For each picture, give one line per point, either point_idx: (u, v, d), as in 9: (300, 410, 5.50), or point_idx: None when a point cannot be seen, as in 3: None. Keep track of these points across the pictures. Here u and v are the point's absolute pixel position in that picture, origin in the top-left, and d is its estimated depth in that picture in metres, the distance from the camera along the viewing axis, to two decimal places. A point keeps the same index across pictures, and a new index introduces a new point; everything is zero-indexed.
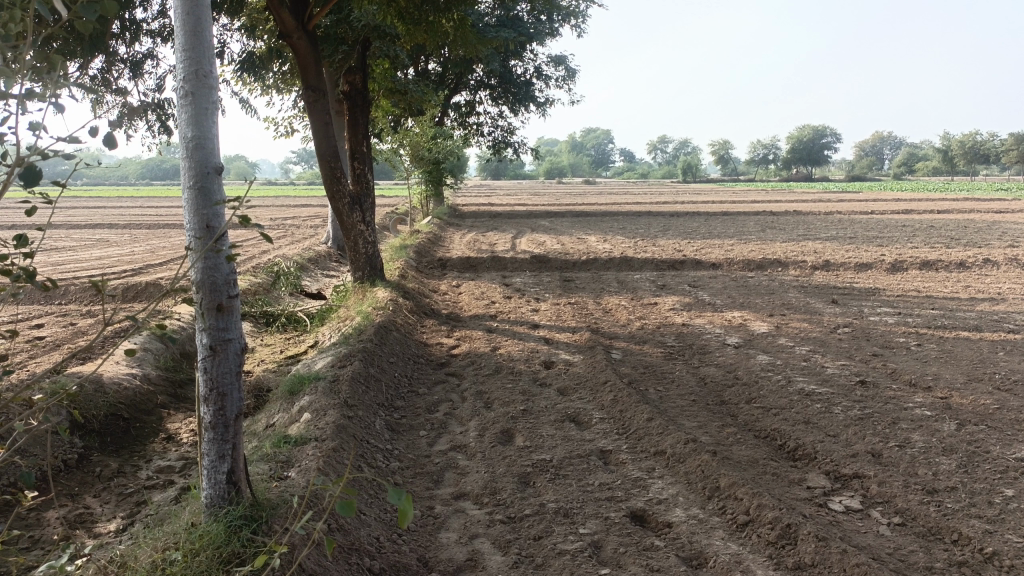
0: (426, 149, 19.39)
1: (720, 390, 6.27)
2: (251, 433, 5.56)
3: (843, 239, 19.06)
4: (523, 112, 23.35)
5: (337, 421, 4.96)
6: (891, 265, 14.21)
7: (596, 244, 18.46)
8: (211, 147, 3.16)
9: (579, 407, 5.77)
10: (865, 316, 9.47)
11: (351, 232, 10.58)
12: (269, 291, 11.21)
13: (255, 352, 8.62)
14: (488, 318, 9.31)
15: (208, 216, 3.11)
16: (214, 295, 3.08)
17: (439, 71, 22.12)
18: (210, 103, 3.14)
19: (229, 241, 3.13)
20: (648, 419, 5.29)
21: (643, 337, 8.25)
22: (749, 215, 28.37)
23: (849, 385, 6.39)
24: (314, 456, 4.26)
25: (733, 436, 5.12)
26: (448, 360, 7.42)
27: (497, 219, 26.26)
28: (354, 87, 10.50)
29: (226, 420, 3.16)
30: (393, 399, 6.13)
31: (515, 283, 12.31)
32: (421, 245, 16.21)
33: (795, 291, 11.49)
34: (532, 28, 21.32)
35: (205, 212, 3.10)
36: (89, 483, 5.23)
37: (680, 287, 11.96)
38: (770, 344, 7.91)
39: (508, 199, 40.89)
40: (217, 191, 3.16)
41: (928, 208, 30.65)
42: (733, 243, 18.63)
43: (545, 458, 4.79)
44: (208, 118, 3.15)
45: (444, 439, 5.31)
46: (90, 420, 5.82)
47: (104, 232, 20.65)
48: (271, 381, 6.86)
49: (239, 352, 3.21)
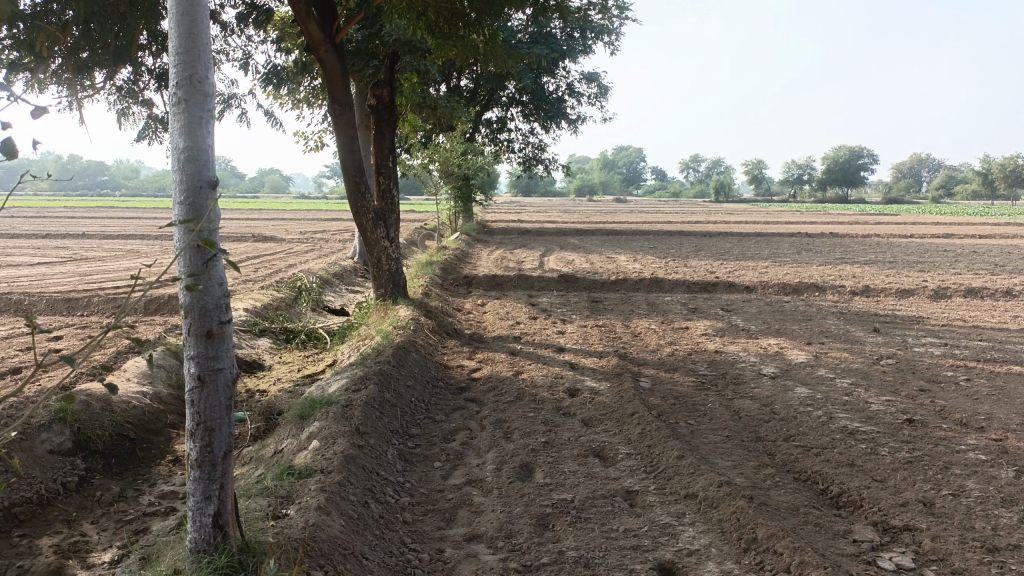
0: (455, 165, 19.22)
1: (755, 425, 5.88)
2: (258, 460, 5.29)
3: (883, 264, 18.50)
4: (554, 129, 23.15)
5: (346, 451, 4.67)
6: (934, 292, 13.65)
7: (626, 263, 18.09)
8: (206, 159, 2.93)
9: (604, 440, 5.42)
10: (910, 347, 8.98)
11: (374, 248, 10.34)
12: (291, 307, 11.01)
13: (272, 370, 8.38)
14: (512, 340, 9.00)
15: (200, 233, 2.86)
16: (204, 320, 2.81)
17: (470, 88, 22.04)
18: (204, 112, 2.93)
19: (222, 263, 2.88)
20: (678, 457, 4.93)
21: (674, 364, 7.87)
22: (783, 236, 27.81)
23: (895, 424, 5.95)
24: (316, 492, 3.97)
25: (771, 479, 4.74)
26: (468, 385, 7.11)
27: (526, 237, 26.03)
28: (381, 101, 10.27)
29: (214, 458, 2.89)
30: (407, 427, 5.83)
31: (542, 303, 11.99)
32: (448, 261, 15.97)
33: (833, 317, 11.03)
34: (565, 45, 21.12)
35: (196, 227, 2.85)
36: (88, 509, 4.98)
37: (712, 310, 11.56)
38: (808, 375, 7.49)
39: (538, 215, 40.74)
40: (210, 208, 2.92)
41: (967, 232, 29.85)
42: (768, 265, 18.15)
43: (566, 498, 4.45)
44: (202, 127, 2.93)
45: (459, 472, 4.98)
46: (94, 441, 5.59)
47: (136, 243, 20.77)
48: (284, 403, 6.59)
49: (231, 383, 2.93)
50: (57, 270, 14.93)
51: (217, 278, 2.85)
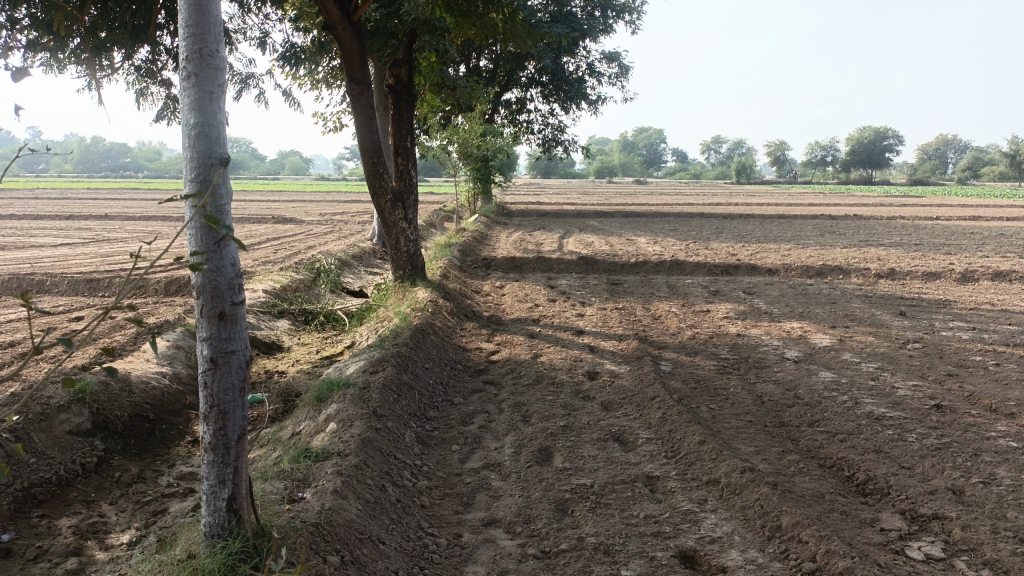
0: (474, 147, 19.09)
1: (778, 411, 5.78)
2: (275, 443, 5.27)
3: (908, 246, 18.19)
4: (574, 110, 22.92)
5: (363, 434, 4.63)
6: (961, 275, 13.39)
7: (646, 246, 17.92)
8: (217, 135, 2.86)
9: (624, 425, 5.33)
10: (937, 331, 8.79)
11: (393, 230, 10.28)
12: (309, 289, 10.99)
13: (290, 352, 8.37)
14: (530, 323, 8.93)
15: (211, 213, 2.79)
16: (216, 301, 2.76)
17: (490, 68, 21.83)
18: (215, 87, 2.86)
19: (234, 242, 2.82)
20: (700, 443, 4.84)
21: (695, 347, 7.75)
22: (806, 218, 27.45)
23: (923, 410, 5.82)
24: (333, 475, 3.92)
25: (795, 465, 4.65)
26: (487, 367, 7.05)
27: (546, 218, 25.87)
28: (400, 80, 10.16)
29: (227, 442, 2.84)
30: (425, 409, 5.77)
31: (560, 286, 11.88)
32: (466, 243, 15.88)
33: (858, 301, 10.83)
34: (585, 24, 20.84)
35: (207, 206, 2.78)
36: (107, 490, 4.99)
37: (734, 293, 11.40)
38: (833, 359, 7.35)
39: (558, 197, 40.50)
40: (222, 185, 2.86)
41: (994, 214, 29.31)
42: (790, 248, 17.89)
43: (585, 484, 4.38)
44: (213, 103, 2.86)
45: (478, 456, 4.93)
46: (113, 422, 5.60)
47: (157, 224, 20.87)
48: (301, 384, 6.57)
49: (244, 366, 2.88)
50: (79, 251, 15.03)
51: (229, 258, 2.79)
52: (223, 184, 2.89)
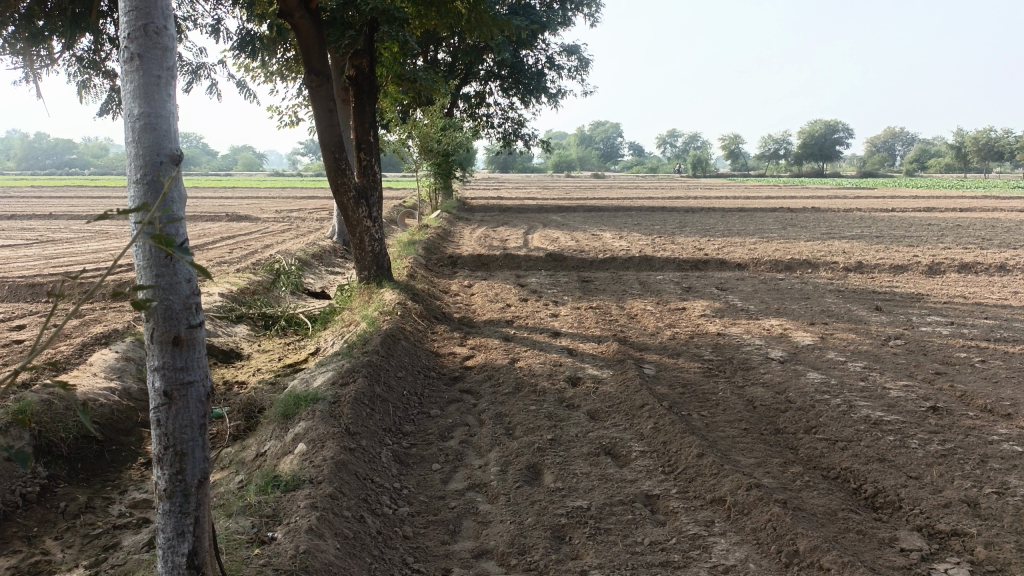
0: (436, 141, 18.61)
1: (772, 416, 5.52)
2: (239, 467, 4.83)
3: (871, 239, 18.26)
4: (534, 104, 22.60)
5: (336, 457, 4.23)
6: (928, 267, 13.39)
7: (612, 241, 17.68)
8: (167, 128, 2.44)
9: (614, 437, 5.01)
10: (916, 327, 8.66)
11: (356, 229, 9.79)
12: (269, 291, 10.49)
13: (250, 360, 7.90)
14: (504, 324, 8.56)
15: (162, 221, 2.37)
16: (170, 324, 2.35)
17: (448, 61, 21.39)
18: (163, 71, 2.44)
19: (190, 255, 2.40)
20: (699, 456, 4.54)
21: (677, 348, 7.46)
22: (767, 211, 27.57)
23: (919, 413, 5.60)
24: (306, 510, 3.50)
25: (801, 479, 4.38)
26: (462, 374, 6.67)
27: (508, 214, 25.49)
28: (361, 71, 9.63)
29: (186, 487, 2.43)
30: (400, 424, 5.38)
31: (530, 284, 11.55)
32: (430, 240, 15.43)
33: (831, 296, 10.69)
34: (545, 17, 20.50)
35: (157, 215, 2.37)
36: (50, 523, 4.50)
37: (706, 289, 11.18)
38: (818, 359, 7.14)
39: (518, 192, 40.24)
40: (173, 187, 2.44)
41: (947, 206, 29.72)
42: (756, 241, 17.82)
43: (581, 506, 4.04)
44: (162, 89, 2.44)
45: (461, 476, 4.56)
46: (56, 445, 5.10)
47: (106, 221, 20.02)
48: (264, 398, 6.11)
49: (204, 398, 2.47)
50: (22, 253, 14.27)
51: (184, 273, 2.38)
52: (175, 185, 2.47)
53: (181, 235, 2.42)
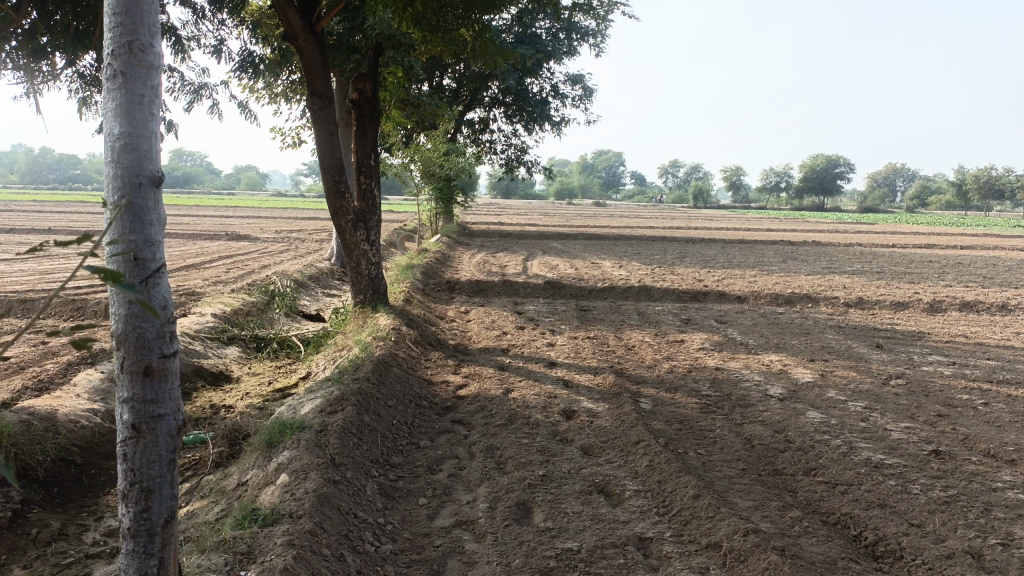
0: (437, 166, 18.59)
1: (771, 455, 5.38)
2: (219, 496, 4.68)
3: (872, 275, 18.17)
4: (537, 131, 22.65)
5: (319, 490, 4.08)
6: (929, 305, 13.29)
7: (612, 270, 17.58)
8: (148, 149, 2.34)
9: (608, 474, 4.86)
10: (917, 366, 8.52)
11: (353, 252, 9.69)
12: (263, 312, 10.36)
13: (240, 384, 7.76)
14: (499, 353, 8.43)
15: (138, 244, 2.26)
16: (141, 353, 2.22)
17: (453, 87, 21.47)
18: (147, 89, 2.35)
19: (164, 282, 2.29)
20: (694, 497, 4.39)
21: (674, 382, 7.32)
22: (767, 243, 27.54)
23: (921, 457, 5.46)
24: (282, 547, 3.35)
25: (799, 524, 4.24)
26: (454, 404, 6.52)
27: (508, 240, 25.45)
28: (363, 95, 9.48)
29: (151, 528, 2.29)
30: (388, 455, 5.23)
31: (528, 312, 11.43)
32: (428, 264, 15.33)
33: (831, 332, 10.57)
34: (550, 46, 20.60)
35: (133, 239, 2.26)
36: (21, 550, 4.33)
37: (706, 322, 11.06)
38: (818, 397, 7.00)
39: (519, 218, 40.27)
40: (151, 210, 2.32)
41: (948, 243, 29.67)
42: (756, 274, 17.74)
43: (571, 548, 3.89)
44: (144, 108, 2.34)
45: (447, 512, 4.41)
46: (33, 469, 4.95)
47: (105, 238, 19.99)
48: (250, 423, 5.97)
49: (175, 432, 2.33)
50: (17, 267, 14.19)
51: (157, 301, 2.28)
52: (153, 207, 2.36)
53: (157, 260, 2.31)
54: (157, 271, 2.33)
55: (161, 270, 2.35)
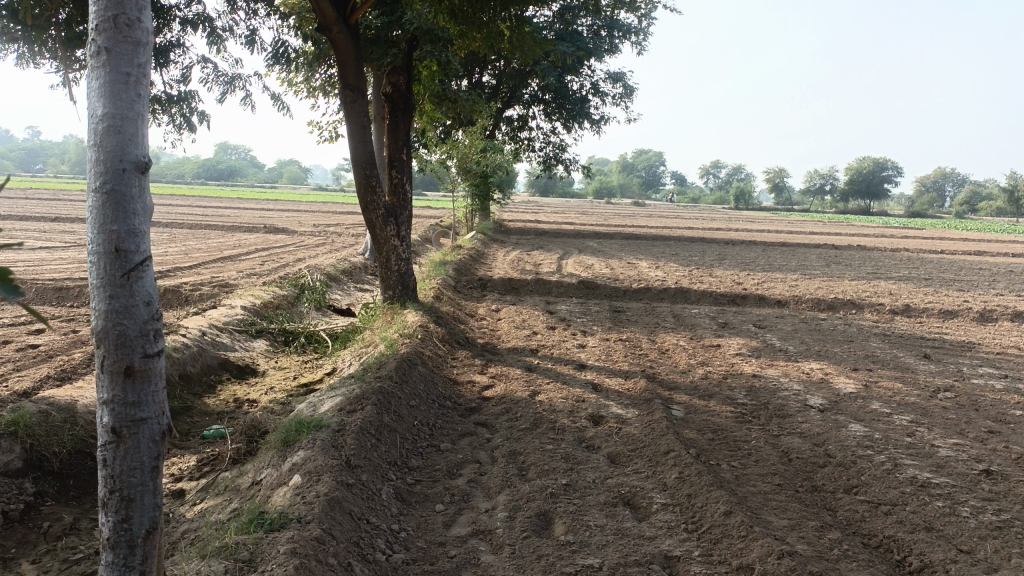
0: (474, 162, 18.43)
1: (809, 471, 5.09)
2: (233, 495, 4.57)
3: (919, 281, 17.57)
4: (576, 129, 22.39)
5: (330, 493, 3.93)
6: (980, 314, 12.75)
7: (649, 270, 17.26)
8: (132, 131, 2.36)
9: (635, 485, 4.63)
10: (967, 379, 8.10)
11: (383, 247, 9.55)
12: (292, 306, 10.32)
13: (265, 378, 7.68)
14: (528, 353, 8.23)
15: (120, 235, 2.32)
16: (122, 352, 2.31)
17: (492, 83, 21.31)
18: (131, 67, 2.37)
19: (147, 275, 2.36)
20: (725, 514, 4.14)
21: (709, 389, 7.04)
22: (810, 246, 26.90)
23: (972, 477, 5.11)
24: (285, 556, 3.21)
25: (839, 547, 3.96)
26: (479, 405, 6.34)
27: (544, 238, 25.24)
28: (397, 88, 9.41)
29: (131, 537, 2.37)
30: (407, 457, 5.06)
31: (560, 311, 11.21)
32: (462, 260, 15.19)
33: (876, 340, 10.15)
34: (591, 43, 20.34)
35: (115, 229, 2.32)
36: (31, 544, 4.25)
37: (744, 326, 10.72)
38: (861, 409, 6.66)
39: (556, 216, 40.02)
40: (134, 195, 2.37)
41: (999, 250, 28.70)
42: (797, 278, 17.25)
43: (592, 565, 3.67)
44: (129, 88, 2.36)
45: (464, 520, 4.22)
46: (48, 460, 4.87)
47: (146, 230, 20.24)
48: (270, 420, 5.85)
49: (158, 438, 2.40)
50: (57, 255, 14.37)
51: (142, 297, 2.36)
52: (138, 191, 2.40)
53: (142, 251, 2.38)
54: (142, 263, 2.39)
55: (147, 261, 2.41)
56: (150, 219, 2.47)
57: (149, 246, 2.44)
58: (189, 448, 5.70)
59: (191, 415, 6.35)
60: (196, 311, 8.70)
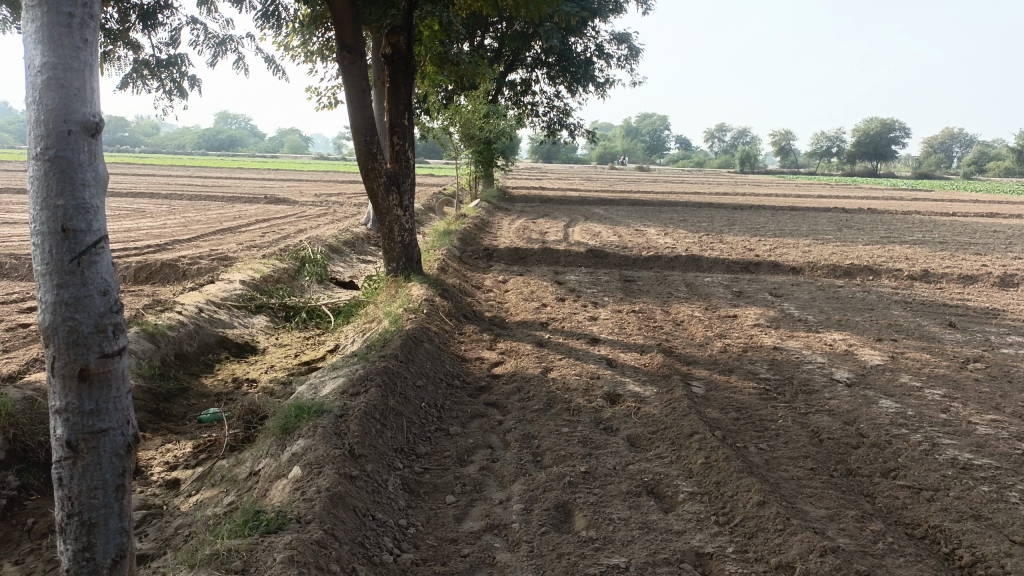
0: (477, 128, 17.92)
1: (842, 453, 4.78)
2: (230, 486, 4.28)
3: (934, 245, 17.14)
4: (581, 93, 21.82)
5: (332, 488, 3.63)
6: (1000, 279, 12.35)
7: (657, 237, 16.85)
8: (77, 88, 2.30)
9: (658, 472, 4.32)
10: (997, 348, 7.74)
11: (386, 217, 9.19)
12: (293, 279, 9.98)
13: (265, 356, 7.38)
14: (538, 327, 7.90)
15: (68, 211, 2.29)
16: (77, 355, 2.31)
17: (495, 47, 20.73)
18: (71, 13, 2.31)
19: (96, 252, 2.35)
20: (759, 505, 3.83)
21: (729, 364, 6.71)
22: (820, 210, 26.40)
23: (1015, 457, 4.79)
24: (281, 566, 2.92)
25: (882, 540, 3.67)
26: (489, 384, 6.03)
27: (549, 205, 24.78)
28: (397, 50, 8.85)
29: (94, 562, 2.40)
30: (414, 443, 4.76)
31: (569, 281, 10.86)
32: (467, 230, 14.82)
33: (897, 308, 9.79)
34: (596, 3, 19.70)
35: (62, 205, 2.29)
36: (15, 543, 3.96)
37: (759, 295, 10.36)
38: (890, 383, 6.34)
39: (561, 183, 39.44)
40: (81, 160, 2.32)
41: (1011, 212, 28.13)
42: (810, 243, 16.80)
43: (618, 565, 3.37)
44: (70, 39, 2.30)
45: (477, 513, 3.93)
46: (34, 450, 4.57)
47: (144, 203, 19.85)
48: (269, 402, 5.55)
49: (122, 452, 2.43)
50: None
51: (94, 286, 2.35)
52: (85, 155, 2.35)
53: (92, 229, 2.35)
54: (95, 244, 2.36)
55: (101, 242, 2.39)
56: (104, 189, 2.43)
57: (102, 223, 2.40)
58: (186, 433, 5.41)
59: (188, 397, 6.05)
60: (193, 286, 8.38)
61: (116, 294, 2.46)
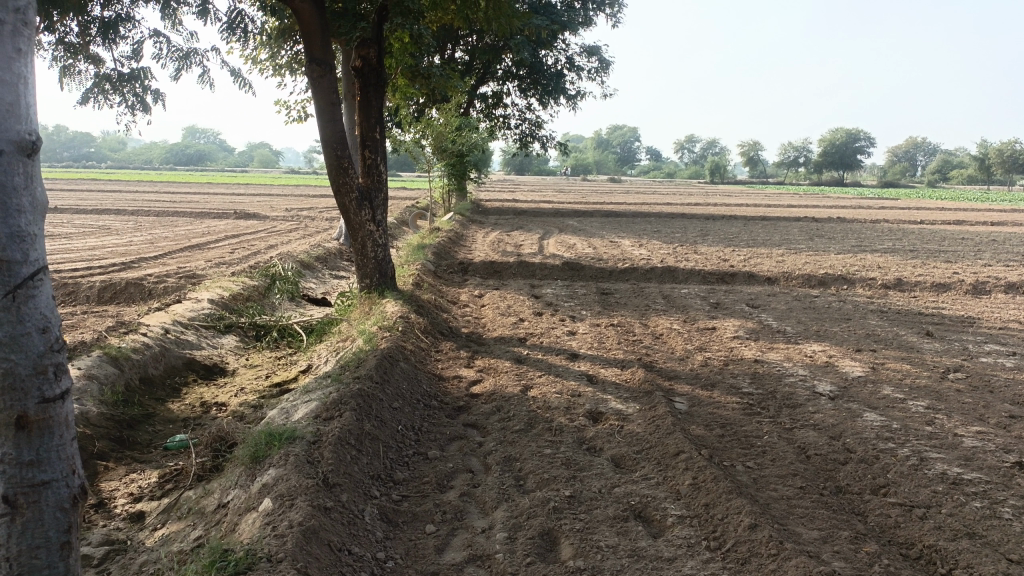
0: (450, 141, 17.79)
1: (830, 469, 4.68)
2: (197, 519, 4.07)
3: (905, 253, 17.30)
4: (553, 105, 21.81)
5: (305, 522, 3.45)
6: (972, 286, 12.44)
7: (632, 249, 16.81)
8: (9, 103, 2.16)
9: (645, 495, 4.18)
10: (974, 357, 7.74)
11: (358, 233, 8.99)
12: (264, 297, 9.74)
13: (235, 377, 7.14)
14: (515, 342, 7.75)
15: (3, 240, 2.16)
16: (15, 401, 2.19)
17: (465, 60, 20.65)
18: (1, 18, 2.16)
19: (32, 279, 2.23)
20: (751, 528, 3.71)
21: (711, 378, 6.61)
22: (791, 220, 26.62)
23: (1004, 470, 4.73)
24: None
25: (878, 562, 3.56)
26: (467, 404, 5.86)
27: (523, 217, 24.70)
28: (368, 62, 8.67)
29: None
30: (391, 469, 4.57)
31: (545, 295, 10.73)
32: (441, 244, 14.65)
33: (873, 317, 9.78)
34: (566, 16, 19.72)
35: None
36: None
37: (736, 306, 10.32)
38: (873, 395, 6.27)
39: (534, 195, 39.42)
40: (13, 179, 2.19)
41: (977, 219, 28.53)
42: (783, 253, 16.86)
43: None
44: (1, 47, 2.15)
45: (459, 543, 3.75)
46: None
47: (110, 220, 19.40)
48: (239, 428, 5.32)
49: (66, 506, 2.33)
50: None
51: (31, 321, 2.23)
52: (18, 174, 2.21)
53: (27, 256, 2.22)
54: (32, 276, 2.24)
55: (39, 272, 2.27)
56: (41, 213, 2.31)
57: (38, 251, 2.28)
58: (151, 462, 5.17)
59: (154, 424, 5.80)
60: (159, 306, 8.11)
61: (57, 330, 2.34)
